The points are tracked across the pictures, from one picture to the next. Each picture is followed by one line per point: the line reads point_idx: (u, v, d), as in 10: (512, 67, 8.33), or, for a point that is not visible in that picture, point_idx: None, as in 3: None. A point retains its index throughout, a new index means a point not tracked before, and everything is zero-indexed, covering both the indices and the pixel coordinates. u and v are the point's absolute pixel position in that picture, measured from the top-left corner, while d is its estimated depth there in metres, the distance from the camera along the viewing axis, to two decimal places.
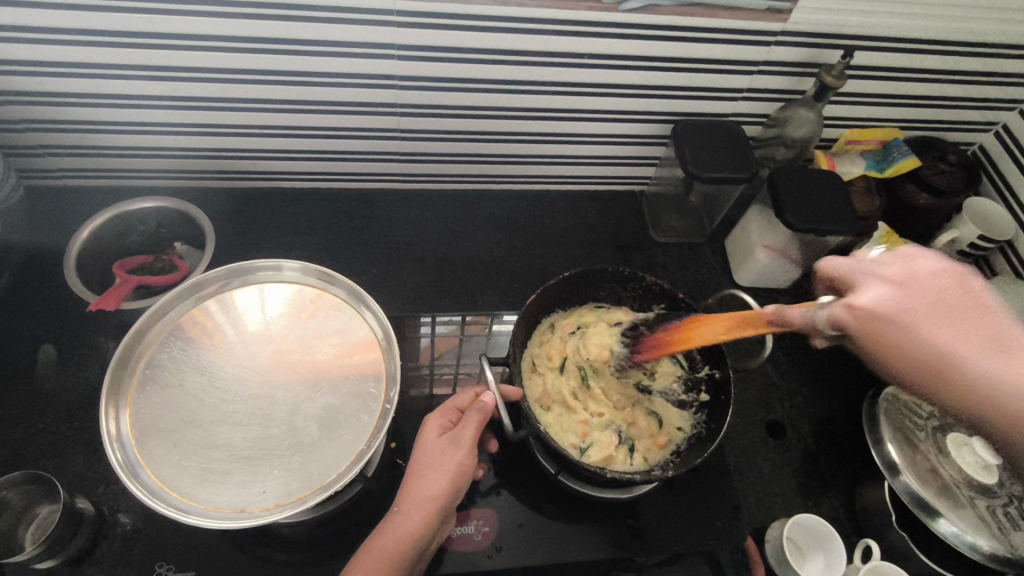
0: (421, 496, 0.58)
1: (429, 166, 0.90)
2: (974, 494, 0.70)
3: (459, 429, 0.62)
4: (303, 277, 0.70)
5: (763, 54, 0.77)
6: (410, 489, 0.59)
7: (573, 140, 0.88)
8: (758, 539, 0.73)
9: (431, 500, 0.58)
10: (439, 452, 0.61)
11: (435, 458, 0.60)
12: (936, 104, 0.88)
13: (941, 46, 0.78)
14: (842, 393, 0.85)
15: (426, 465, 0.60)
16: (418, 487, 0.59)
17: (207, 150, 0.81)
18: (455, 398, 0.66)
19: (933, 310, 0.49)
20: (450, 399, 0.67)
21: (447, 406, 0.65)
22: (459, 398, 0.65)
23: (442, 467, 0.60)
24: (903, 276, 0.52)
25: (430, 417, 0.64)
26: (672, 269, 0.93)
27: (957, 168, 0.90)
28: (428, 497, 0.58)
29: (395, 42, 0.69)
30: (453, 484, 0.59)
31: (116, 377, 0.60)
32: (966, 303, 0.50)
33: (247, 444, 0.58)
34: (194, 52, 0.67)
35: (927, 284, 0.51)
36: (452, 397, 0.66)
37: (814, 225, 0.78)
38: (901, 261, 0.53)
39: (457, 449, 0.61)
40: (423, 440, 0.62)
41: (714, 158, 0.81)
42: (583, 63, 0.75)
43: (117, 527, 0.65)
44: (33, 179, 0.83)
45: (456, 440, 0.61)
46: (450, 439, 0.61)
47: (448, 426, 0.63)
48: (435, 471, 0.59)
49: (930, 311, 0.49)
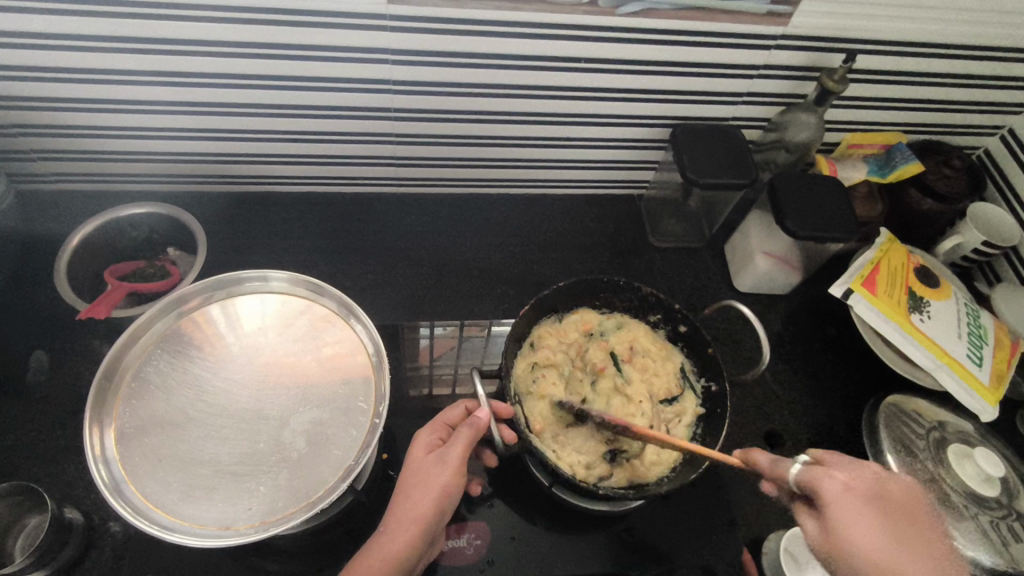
0: (407, 516, 0.57)
1: (426, 170, 0.89)
2: (975, 507, 0.69)
3: (447, 446, 0.61)
4: (291, 288, 0.69)
5: (762, 58, 0.75)
6: (398, 508, 0.58)
7: (570, 144, 0.87)
8: (753, 549, 0.71)
9: (416, 520, 0.57)
10: (427, 470, 0.60)
11: (422, 476, 0.59)
12: (941, 108, 0.86)
13: (945, 50, 0.76)
14: (842, 402, 0.84)
15: (413, 484, 0.59)
16: (405, 506, 0.58)
17: (197, 154, 0.80)
18: (444, 414, 0.65)
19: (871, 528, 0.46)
20: (440, 414, 0.66)
21: (437, 421, 0.64)
22: (449, 414, 0.65)
23: (428, 487, 0.59)
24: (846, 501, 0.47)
25: (420, 433, 0.63)
26: (670, 275, 0.92)
27: (962, 173, 0.87)
28: (414, 518, 0.57)
29: (389, 47, 0.68)
30: (438, 503, 0.58)
31: (100, 393, 0.59)
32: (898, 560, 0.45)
33: (233, 459, 0.58)
34: (180, 57, 0.66)
35: (916, 505, 0.49)
36: (443, 412, 0.66)
37: (812, 233, 0.77)
38: (822, 477, 0.49)
39: (444, 467, 0.59)
40: (412, 458, 0.61)
41: (714, 164, 0.80)
42: (579, 67, 0.74)
43: (108, 536, 0.64)
44: (23, 183, 0.82)
45: (444, 457, 0.60)
46: (439, 456, 0.60)
47: (437, 444, 0.63)
48: (422, 490, 0.58)
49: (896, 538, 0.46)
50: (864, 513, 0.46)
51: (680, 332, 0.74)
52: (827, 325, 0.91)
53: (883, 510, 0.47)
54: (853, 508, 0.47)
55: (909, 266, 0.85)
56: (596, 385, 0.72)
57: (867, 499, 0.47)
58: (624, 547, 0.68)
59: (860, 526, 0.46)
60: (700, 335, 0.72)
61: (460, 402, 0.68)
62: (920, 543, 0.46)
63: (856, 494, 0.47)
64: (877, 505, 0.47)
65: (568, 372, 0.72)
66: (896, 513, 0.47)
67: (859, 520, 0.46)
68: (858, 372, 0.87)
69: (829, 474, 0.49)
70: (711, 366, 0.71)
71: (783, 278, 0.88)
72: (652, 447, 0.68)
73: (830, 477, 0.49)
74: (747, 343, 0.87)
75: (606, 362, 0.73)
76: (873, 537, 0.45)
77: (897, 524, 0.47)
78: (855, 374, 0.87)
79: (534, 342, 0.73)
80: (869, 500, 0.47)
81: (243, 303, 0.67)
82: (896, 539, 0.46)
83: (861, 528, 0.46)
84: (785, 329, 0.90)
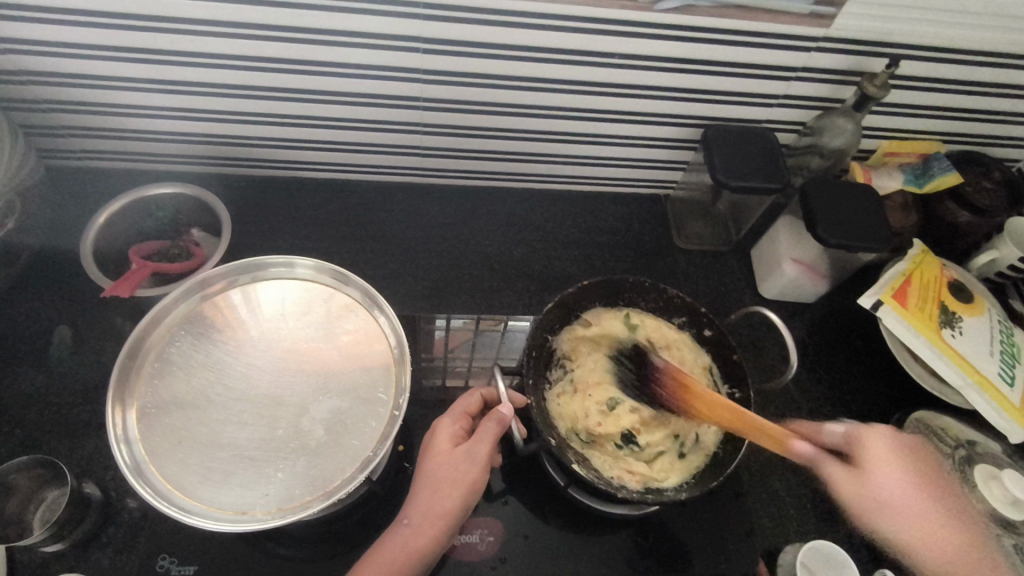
0: (429, 512, 0.57)
1: (449, 161, 0.88)
2: (999, 531, 0.66)
3: (472, 442, 0.60)
4: (316, 276, 0.68)
5: (801, 60, 0.73)
6: (419, 506, 0.58)
7: (598, 141, 0.85)
8: (769, 561, 0.70)
9: (441, 520, 0.57)
10: (454, 466, 0.59)
11: (447, 471, 0.59)
12: (984, 117, 0.84)
13: (993, 59, 0.74)
14: (863, 415, 0.83)
15: (438, 481, 0.58)
16: (427, 502, 0.58)
17: (224, 136, 0.80)
18: (462, 402, 0.64)
19: (898, 463, 0.62)
20: (456, 401, 0.64)
21: (458, 409, 0.63)
22: (467, 402, 0.64)
23: (454, 483, 0.58)
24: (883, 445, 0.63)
25: (443, 422, 0.62)
26: (694, 278, 0.91)
27: (1000, 188, 0.84)
28: (437, 514, 0.57)
29: (422, 35, 0.67)
30: (462, 500, 0.58)
31: (124, 371, 0.60)
32: (914, 501, 0.61)
33: (252, 444, 0.58)
34: (214, 38, 0.66)
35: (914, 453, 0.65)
36: (460, 400, 0.64)
37: (846, 242, 0.75)
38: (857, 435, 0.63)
39: (472, 466, 0.59)
40: (436, 448, 0.60)
41: (748, 167, 0.78)
42: (613, 62, 0.72)
43: (123, 513, 0.64)
44: (52, 159, 0.83)
45: (472, 454, 0.60)
46: (466, 453, 0.60)
47: (460, 435, 0.62)
48: (447, 485, 0.58)
49: (898, 464, 0.62)
50: (893, 459, 0.62)
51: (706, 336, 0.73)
52: (852, 336, 0.89)
53: (912, 464, 0.63)
54: (881, 453, 0.62)
55: (943, 279, 0.83)
56: (621, 377, 0.71)
57: (885, 444, 0.63)
58: (638, 551, 0.67)
59: (884, 463, 0.62)
60: (726, 342, 0.71)
61: (475, 389, 0.66)
62: (935, 488, 0.64)
63: (879, 445, 0.63)
64: (899, 446, 0.63)
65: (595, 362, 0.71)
66: (917, 466, 0.64)
67: (880, 460, 0.62)
68: (883, 385, 0.85)
69: (869, 434, 0.63)
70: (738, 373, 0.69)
71: (811, 285, 0.87)
72: (665, 454, 0.66)
73: (874, 436, 0.63)
74: (771, 351, 0.85)
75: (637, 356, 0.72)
76: (893, 475, 0.61)
77: (906, 462, 0.63)
78: (878, 391, 0.85)
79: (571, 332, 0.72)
80: (893, 444, 0.63)
81: (268, 288, 0.67)
82: (908, 474, 0.62)
83: (888, 474, 0.61)
84: (810, 338, 0.88)
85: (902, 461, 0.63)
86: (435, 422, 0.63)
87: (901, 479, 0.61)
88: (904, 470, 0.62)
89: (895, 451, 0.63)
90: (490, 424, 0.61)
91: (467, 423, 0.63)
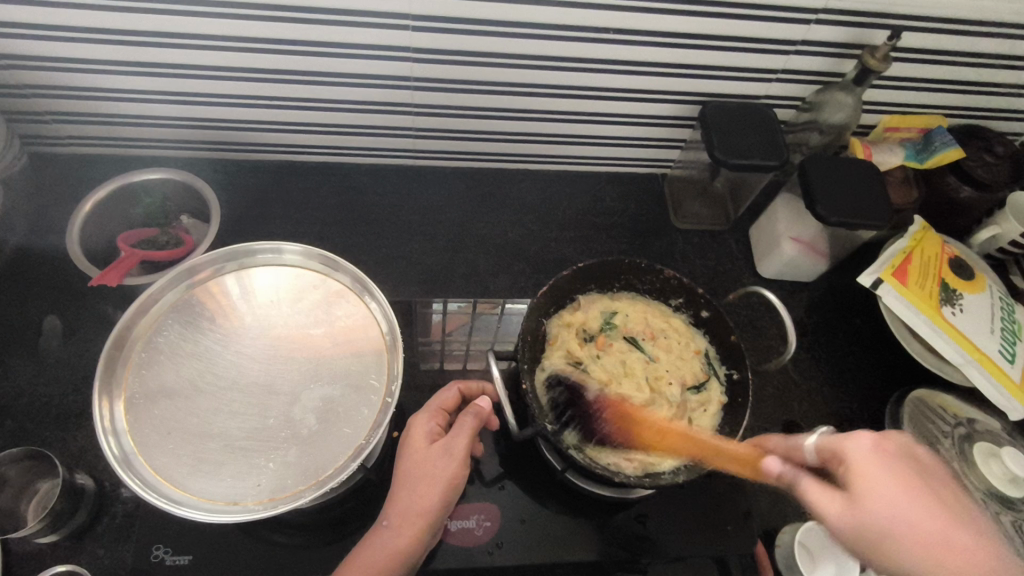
0: (409, 510, 0.57)
1: (443, 142, 0.86)
2: (998, 507, 0.66)
3: (449, 437, 0.60)
4: (305, 261, 0.67)
5: (800, 33, 0.71)
6: (399, 502, 0.57)
7: (593, 119, 0.84)
8: (768, 542, 0.71)
9: (422, 515, 0.57)
10: (431, 462, 0.59)
11: (425, 468, 0.58)
12: (986, 90, 0.82)
13: (996, 29, 0.72)
14: (863, 395, 0.82)
15: (416, 476, 0.58)
16: (407, 500, 0.57)
17: (211, 120, 0.79)
18: (438, 398, 0.64)
19: (899, 479, 0.43)
20: (434, 397, 0.65)
21: (433, 405, 0.63)
22: (443, 398, 0.64)
23: (432, 480, 0.58)
24: (882, 453, 0.45)
25: (419, 419, 0.62)
26: (692, 258, 0.90)
27: (1005, 163, 0.82)
28: (418, 512, 0.57)
29: (411, 12, 0.65)
30: (442, 496, 0.58)
31: (109, 366, 0.59)
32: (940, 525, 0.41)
33: (243, 434, 0.57)
34: (196, 17, 0.64)
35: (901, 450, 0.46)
36: (438, 394, 0.64)
37: (846, 220, 0.73)
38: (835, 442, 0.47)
39: (451, 460, 0.59)
40: (414, 447, 0.60)
41: (744, 144, 0.76)
42: (606, 38, 0.70)
43: (117, 502, 0.64)
44: (37, 145, 0.81)
45: (450, 449, 0.59)
46: (444, 447, 0.59)
47: (437, 431, 0.62)
48: (427, 481, 0.58)
49: (900, 481, 0.43)
50: (886, 475, 0.44)
51: (703, 316, 0.71)
52: (852, 316, 0.88)
53: (912, 468, 0.44)
54: (867, 469, 0.44)
55: (943, 256, 0.81)
56: (611, 366, 0.70)
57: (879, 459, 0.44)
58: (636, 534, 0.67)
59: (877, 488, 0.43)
60: (722, 322, 0.69)
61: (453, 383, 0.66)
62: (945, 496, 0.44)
63: (863, 460, 0.45)
64: (895, 456, 0.45)
65: (584, 352, 0.71)
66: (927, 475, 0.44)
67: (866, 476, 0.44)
68: (883, 364, 0.85)
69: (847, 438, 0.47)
70: (735, 352, 0.68)
71: (811, 263, 0.85)
72: None
73: (852, 441, 0.46)
74: (770, 331, 0.85)
75: (626, 346, 0.72)
76: (891, 501, 0.42)
77: (913, 474, 0.44)
78: (878, 371, 0.84)
79: (562, 321, 0.72)
80: (881, 456, 0.45)
81: (257, 275, 0.66)
82: (901, 488, 0.43)
83: (883, 506, 0.42)
84: (809, 317, 0.87)
85: (901, 476, 0.43)
86: (411, 419, 0.63)
87: (900, 501, 0.42)
88: (902, 482, 0.43)
89: (885, 460, 0.45)
90: (468, 417, 0.61)
91: (444, 418, 0.63)
